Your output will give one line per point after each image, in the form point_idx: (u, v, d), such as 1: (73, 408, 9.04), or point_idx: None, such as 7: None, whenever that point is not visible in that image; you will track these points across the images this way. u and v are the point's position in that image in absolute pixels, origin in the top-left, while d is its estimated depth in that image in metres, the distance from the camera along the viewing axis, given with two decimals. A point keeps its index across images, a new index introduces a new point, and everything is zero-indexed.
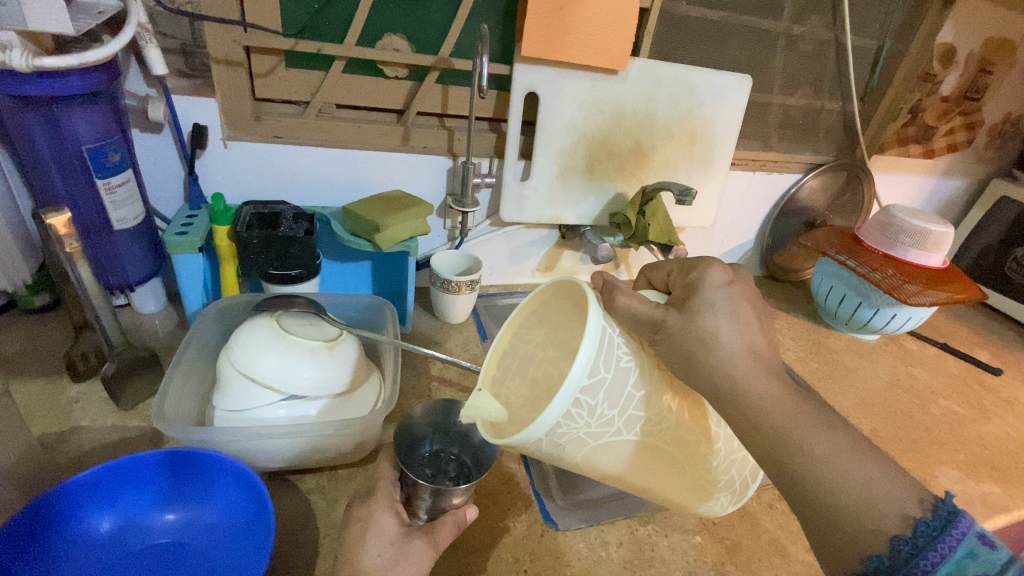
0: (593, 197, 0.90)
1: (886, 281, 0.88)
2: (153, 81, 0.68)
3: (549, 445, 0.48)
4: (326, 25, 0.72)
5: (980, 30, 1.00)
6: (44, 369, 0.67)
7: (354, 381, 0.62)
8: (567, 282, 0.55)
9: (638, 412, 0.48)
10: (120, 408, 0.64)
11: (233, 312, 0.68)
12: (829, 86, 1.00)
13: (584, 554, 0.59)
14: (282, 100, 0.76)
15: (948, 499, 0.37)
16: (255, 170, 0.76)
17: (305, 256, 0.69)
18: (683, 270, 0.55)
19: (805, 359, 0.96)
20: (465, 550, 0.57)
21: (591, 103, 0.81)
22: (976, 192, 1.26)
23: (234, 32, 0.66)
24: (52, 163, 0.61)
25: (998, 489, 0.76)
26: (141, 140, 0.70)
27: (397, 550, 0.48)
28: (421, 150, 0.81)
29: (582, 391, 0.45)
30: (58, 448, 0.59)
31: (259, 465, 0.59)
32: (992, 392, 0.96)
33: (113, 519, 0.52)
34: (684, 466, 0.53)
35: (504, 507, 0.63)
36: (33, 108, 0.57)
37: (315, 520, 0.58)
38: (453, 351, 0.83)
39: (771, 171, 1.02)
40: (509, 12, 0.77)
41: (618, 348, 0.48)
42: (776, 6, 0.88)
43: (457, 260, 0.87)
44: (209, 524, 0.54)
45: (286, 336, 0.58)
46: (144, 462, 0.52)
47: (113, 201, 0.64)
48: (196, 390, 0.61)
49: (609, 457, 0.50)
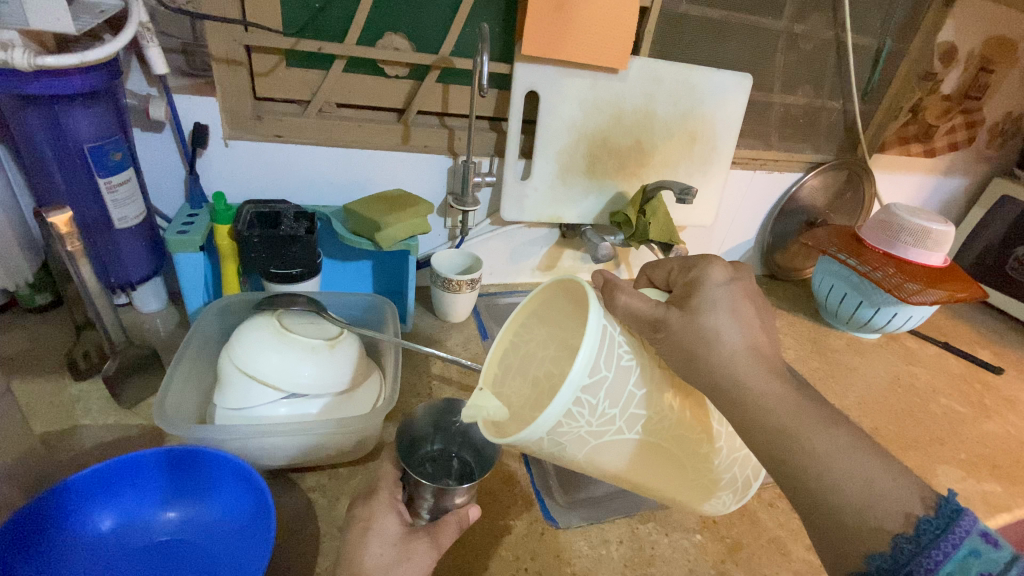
0: (594, 196, 0.90)
1: (887, 280, 0.88)
2: (153, 80, 0.68)
3: (550, 444, 0.48)
4: (326, 24, 0.72)
5: (981, 29, 1.00)
6: (45, 368, 0.67)
7: (354, 380, 0.62)
8: (568, 281, 0.55)
9: (639, 410, 0.48)
10: (121, 407, 0.64)
11: (233, 311, 0.68)
12: (829, 85, 1.00)
13: (585, 552, 0.59)
14: (283, 99, 0.76)
15: (951, 498, 0.37)
16: (256, 170, 0.76)
17: (306, 255, 0.69)
18: (684, 268, 0.55)
19: (806, 358, 0.96)
20: (466, 548, 0.57)
21: (591, 102, 0.81)
22: (977, 190, 1.26)
23: (235, 32, 0.67)
24: (54, 162, 0.61)
25: (999, 488, 0.76)
26: (142, 139, 0.70)
27: (399, 549, 0.48)
28: (421, 149, 0.81)
29: (583, 390, 0.45)
30: (60, 447, 0.59)
31: (259, 464, 0.59)
32: (993, 391, 0.96)
33: (114, 517, 0.52)
34: (686, 465, 0.53)
35: (505, 505, 0.63)
36: (35, 106, 0.57)
37: (316, 519, 0.58)
38: (454, 350, 0.83)
39: (772, 170, 1.02)
40: (509, 11, 0.77)
41: (619, 347, 0.48)
42: (776, 5, 0.88)
43: (458, 259, 0.87)
44: (210, 523, 0.54)
45: (287, 335, 0.58)
46: (144, 460, 0.52)
47: (114, 200, 0.65)
48: (196, 388, 0.61)
49: (610, 456, 0.50)
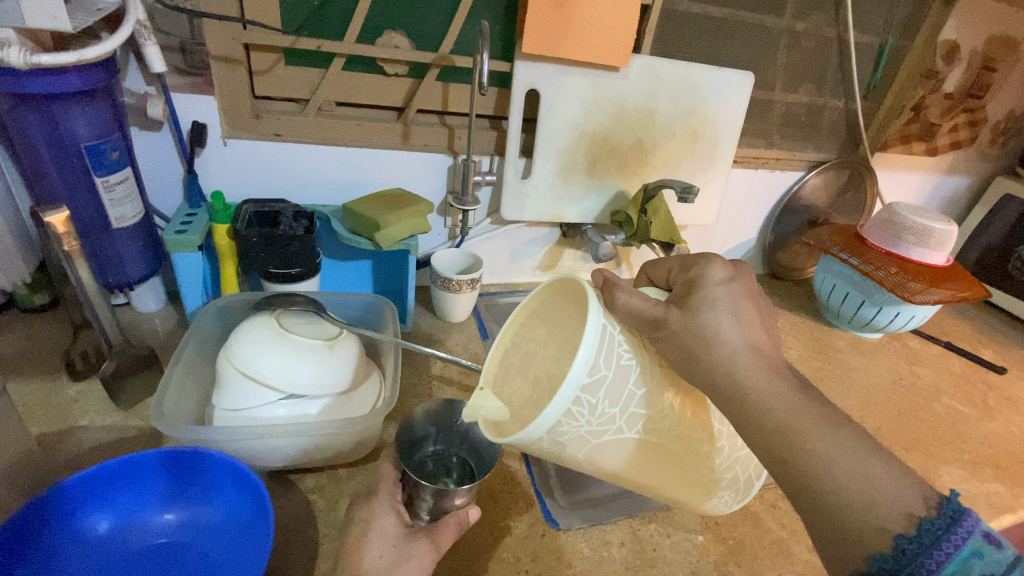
0: (594, 195, 0.89)
1: (889, 279, 0.88)
2: (152, 79, 0.67)
3: (550, 444, 0.47)
4: (325, 22, 0.71)
5: (984, 26, 1.00)
6: (43, 368, 0.67)
7: (354, 380, 0.61)
8: (567, 280, 0.55)
9: (639, 410, 0.48)
10: (119, 408, 0.64)
11: (232, 311, 0.68)
12: (831, 83, 0.99)
13: (586, 554, 0.59)
14: (281, 98, 0.75)
15: (953, 497, 0.36)
16: (254, 168, 0.76)
17: (305, 254, 0.69)
18: (684, 266, 0.55)
19: (808, 358, 0.95)
20: (465, 550, 0.57)
21: (592, 101, 0.81)
22: (979, 189, 1.26)
23: (232, 30, 0.66)
24: (51, 161, 0.61)
25: (1003, 488, 0.76)
26: (140, 138, 0.70)
27: (398, 551, 0.48)
28: (421, 148, 0.80)
29: (582, 389, 0.44)
30: (57, 448, 0.59)
31: (259, 465, 0.58)
32: (996, 391, 0.95)
33: (113, 520, 0.52)
34: (687, 464, 0.52)
35: (505, 506, 0.62)
36: (32, 105, 0.57)
37: (315, 520, 0.57)
38: (454, 350, 0.83)
39: (773, 169, 1.02)
40: (510, 8, 0.76)
41: (619, 346, 0.48)
42: (778, 3, 0.87)
43: (457, 258, 0.86)
44: (208, 524, 0.53)
45: (285, 335, 0.58)
46: (141, 461, 0.51)
47: (112, 199, 0.64)
48: (195, 389, 0.61)
49: (610, 456, 0.50)
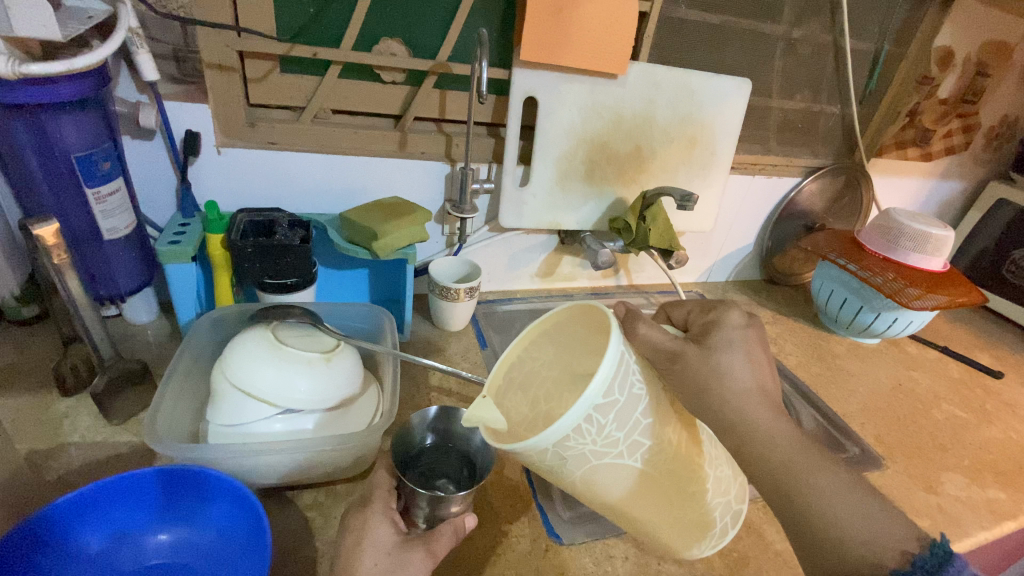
0: (593, 202, 0.89)
1: (887, 285, 0.88)
2: (143, 86, 0.66)
3: (552, 458, 0.45)
4: (321, 31, 0.71)
5: (979, 32, 1.00)
6: (31, 384, 0.65)
7: (350, 394, 0.60)
8: (587, 307, 0.54)
9: (643, 438, 0.46)
10: (110, 423, 0.62)
11: (226, 323, 0.67)
12: (827, 90, 0.99)
13: (589, 568, 0.58)
14: (277, 106, 0.74)
15: (943, 539, 0.37)
16: (248, 176, 0.74)
17: (301, 265, 0.68)
18: (704, 310, 0.55)
19: (807, 364, 0.95)
20: (466, 565, 0.56)
21: (590, 108, 0.81)
22: (975, 193, 1.26)
23: (227, 38, 0.65)
24: (40, 172, 0.59)
25: (1004, 495, 0.75)
26: (131, 146, 0.69)
27: (394, 558, 0.47)
28: (417, 155, 0.79)
29: (596, 408, 0.43)
30: (47, 466, 0.57)
31: (253, 483, 0.57)
32: (994, 396, 0.96)
33: (103, 539, 0.50)
34: (673, 500, 0.49)
35: (506, 522, 0.61)
36: (19, 114, 0.55)
37: (312, 538, 0.56)
38: (453, 360, 0.82)
39: (770, 174, 1.02)
40: (506, 15, 0.76)
41: (634, 375, 0.46)
42: (775, 9, 0.87)
43: (455, 266, 0.85)
44: (202, 545, 0.52)
45: (281, 348, 0.57)
46: (139, 479, 0.50)
47: (102, 210, 0.63)
48: (189, 404, 0.60)
49: (607, 481, 0.47)
